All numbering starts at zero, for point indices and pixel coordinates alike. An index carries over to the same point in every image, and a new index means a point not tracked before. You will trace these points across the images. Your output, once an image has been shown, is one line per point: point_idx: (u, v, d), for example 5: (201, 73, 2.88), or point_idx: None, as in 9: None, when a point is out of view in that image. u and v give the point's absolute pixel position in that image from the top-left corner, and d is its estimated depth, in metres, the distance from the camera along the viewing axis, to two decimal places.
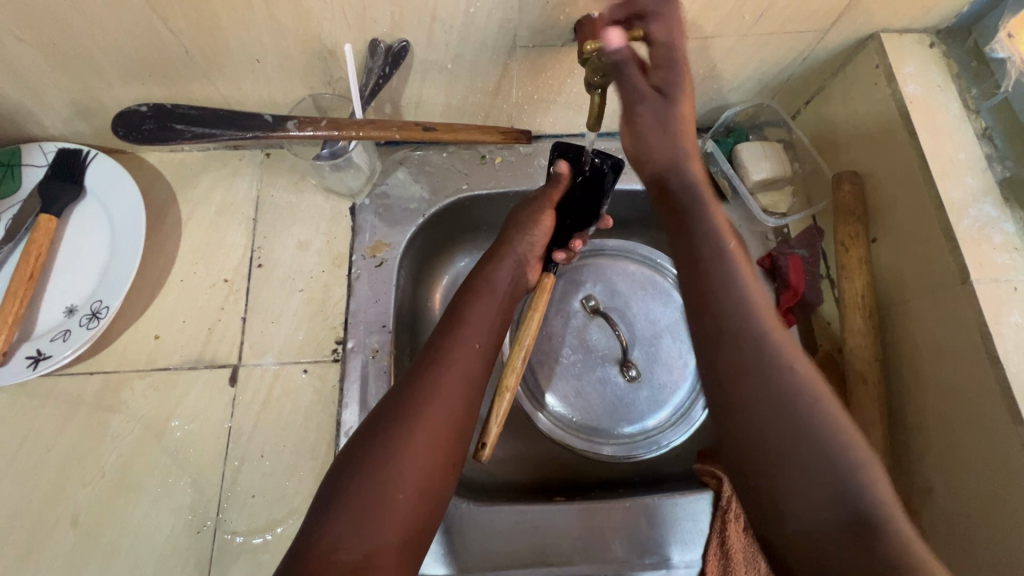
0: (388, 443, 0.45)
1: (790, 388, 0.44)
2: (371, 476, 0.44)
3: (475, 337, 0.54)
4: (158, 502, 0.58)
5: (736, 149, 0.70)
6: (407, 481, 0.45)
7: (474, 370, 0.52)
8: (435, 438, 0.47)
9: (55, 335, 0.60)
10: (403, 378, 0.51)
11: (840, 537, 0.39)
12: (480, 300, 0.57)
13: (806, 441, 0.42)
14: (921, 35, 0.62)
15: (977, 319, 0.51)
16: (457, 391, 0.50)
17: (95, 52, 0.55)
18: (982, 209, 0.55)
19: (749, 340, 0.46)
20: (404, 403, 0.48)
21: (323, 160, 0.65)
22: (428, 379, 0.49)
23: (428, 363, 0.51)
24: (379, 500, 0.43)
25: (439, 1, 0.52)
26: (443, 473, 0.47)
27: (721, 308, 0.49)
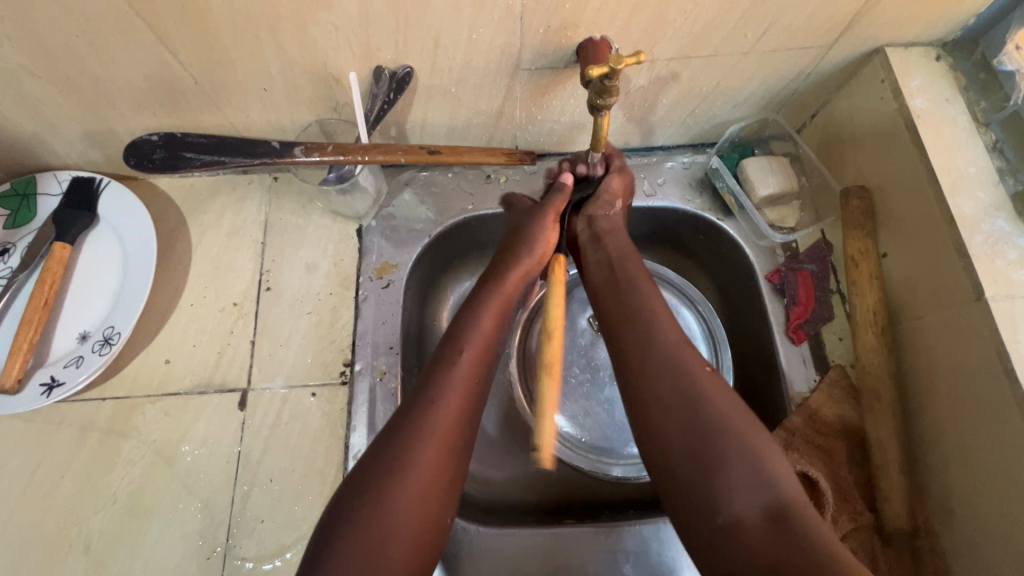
0: (381, 493, 0.44)
1: (699, 393, 0.47)
2: (364, 528, 0.42)
3: (473, 370, 0.51)
4: (169, 527, 0.58)
5: (741, 164, 0.69)
6: (401, 530, 0.43)
7: (470, 407, 0.50)
8: (430, 484, 0.45)
9: (68, 361, 0.61)
10: (394, 418, 0.48)
11: (767, 534, 0.41)
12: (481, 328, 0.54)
13: (720, 444, 0.45)
14: (926, 48, 0.62)
15: (994, 337, 0.50)
16: (453, 432, 0.48)
17: (108, 85, 0.56)
18: (994, 224, 0.54)
19: (663, 352, 0.50)
20: (398, 446, 0.46)
21: (330, 184, 0.65)
22: (419, 417, 0.47)
23: (423, 401, 0.48)
24: (372, 551, 0.42)
25: (443, 28, 0.53)
26: (436, 518, 0.45)
27: (636, 325, 0.53)
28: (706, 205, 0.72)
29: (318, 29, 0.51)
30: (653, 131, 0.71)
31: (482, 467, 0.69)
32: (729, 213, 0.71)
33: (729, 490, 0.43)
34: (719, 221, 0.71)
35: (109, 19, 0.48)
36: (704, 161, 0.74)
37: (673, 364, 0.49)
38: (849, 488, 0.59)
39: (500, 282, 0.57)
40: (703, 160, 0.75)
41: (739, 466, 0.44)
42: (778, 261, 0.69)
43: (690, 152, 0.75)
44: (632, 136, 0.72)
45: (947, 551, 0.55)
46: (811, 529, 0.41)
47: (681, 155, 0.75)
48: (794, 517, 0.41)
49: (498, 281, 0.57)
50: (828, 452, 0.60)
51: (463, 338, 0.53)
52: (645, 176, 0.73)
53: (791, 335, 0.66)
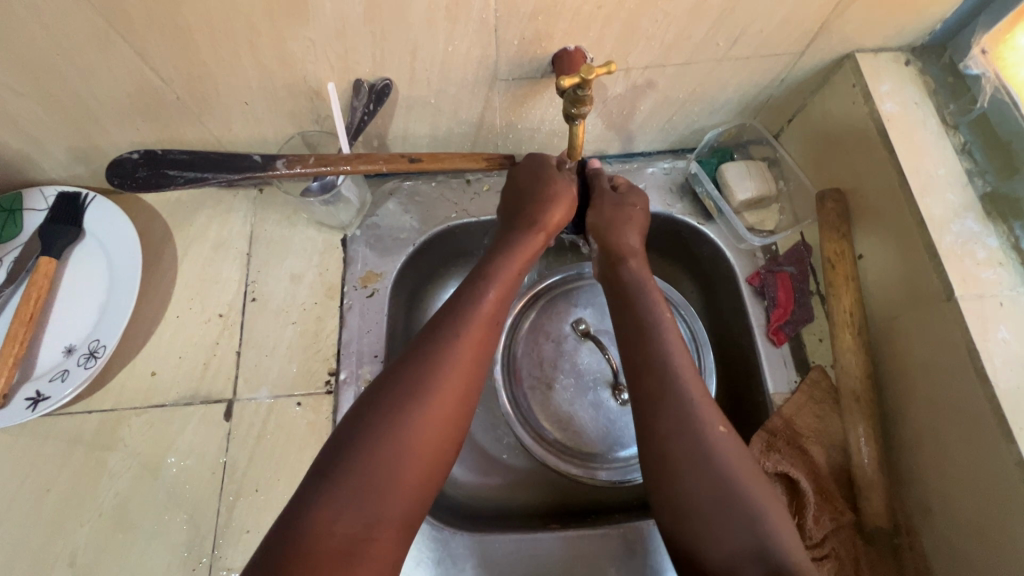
0: (397, 416, 0.44)
1: (706, 445, 0.47)
2: (377, 448, 0.43)
3: (493, 310, 0.52)
4: (154, 539, 0.58)
5: (720, 169, 0.70)
6: (415, 452, 0.44)
7: (489, 343, 0.51)
8: (449, 411, 0.46)
9: (53, 375, 0.61)
10: (412, 349, 0.49)
11: None
12: (507, 268, 0.56)
13: (717, 484, 0.45)
14: (896, 53, 0.63)
15: (965, 336, 0.51)
16: (473, 364, 0.49)
17: (91, 102, 0.57)
18: (963, 224, 0.55)
19: (678, 404, 0.48)
20: (419, 376, 0.46)
21: (313, 194, 0.66)
22: (440, 350, 0.48)
23: (448, 332, 0.49)
24: (383, 469, 0.42)
25: (419, 41, 0.54)
26: (447, 450, 0.46)
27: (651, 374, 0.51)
28: (686, 209, 0.73)
29: (295, 44, 0.52)
30: (632, 138, 0.72)
31: (469, 474, 0.69)
32: (709, 217, 0.72)
33: (721, 538, 0.43)
34: (700, 225, 0.72)
35: (89, 38, 0.49)
36: (683, 166, 0.75)
37: (689, 422, 0.48)
38: (830, 488, 0.59)
39: (524, 234, 0.58)
40: (683, 165, 0.76)
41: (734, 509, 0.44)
42: (758, 264, 0.70)
43: (670, 157, 0.76)
44: (612, 143, 0.73)
45: (927, 548, 0.55)
46: None
47: (661, 161, 0.76)
48: (780, 556, 0.41)
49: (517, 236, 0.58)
50: (808, 451, 0.60)
51: (487, 279, 0.54)
52: None
53: (772, 336, 0.66)
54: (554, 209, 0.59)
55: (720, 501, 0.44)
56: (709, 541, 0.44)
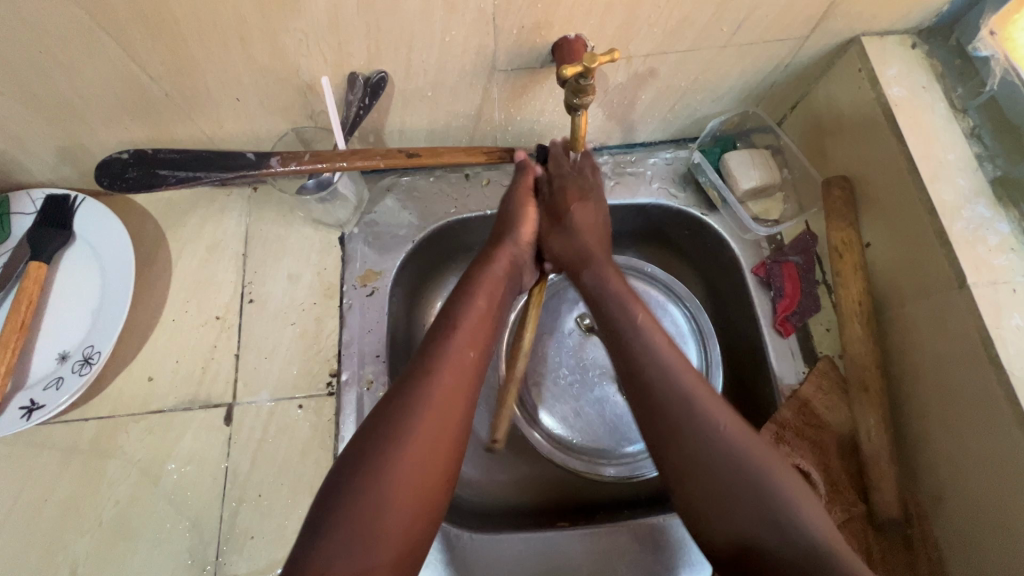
0: (378, 462, 0.43)
1: (698, 411, 0.46)
2: (363, 501, 0.42)
3: (469, 344, 0.51)
4: (157, 547, 0.57)
5: (724, 158, 0.69)
6: (400, 498, 0.43)
7: (468, 381, 0.50)
8: (426, 458, 0.45)
9: (48, 383, 0.60)
10: (392, 391, 0.48)
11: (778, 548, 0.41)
12: (475, 307, 0.54)
13: (717, 468, 0.44)
14: (902, 36, 0.62)
15: (978, 323, 0.50)
16: (455, 401, 0.48)
17: (77, 101, 0.55)
18: (974, 210, 0.54)
19: (658, 371, 0.49)
20: (396, 424, 0.45)
21: (309, 191, 0.65)
22: (415, 395, 0.47)
23: (419, 376, 0.48)
24: (369, 519, 0.41)
25: (415, 32, 0.52)
26: (434, 496, 0.45)
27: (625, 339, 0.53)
28: (689, 200, 0.72)
29: (288, 36, 0.51)
30: (634, 128, 0.71)
31: (474, 474, 0.68)
32: (713, 208, 0.71)
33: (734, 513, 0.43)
34: (703, 216, 0.71)
35: (72, 34, 0.47)
36: (685, 156, 0.74)
37: (682, 396, 0.47)
38: (840, 480, 0.59)
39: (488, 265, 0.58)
40: (685, 155, 0.74)
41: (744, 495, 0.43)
42: (763, 255, 0.69)
43: (672, 147, 0.75)
44: (613, 134, 0.71)
45: (940, 538, 0.55)
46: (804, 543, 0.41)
47: (663, 151, 0.74)
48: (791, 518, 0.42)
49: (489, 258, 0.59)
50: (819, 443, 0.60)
51: (460, 316, 0.53)
52: (629, 176, 0.73)
53: (779, 328, 0.65)
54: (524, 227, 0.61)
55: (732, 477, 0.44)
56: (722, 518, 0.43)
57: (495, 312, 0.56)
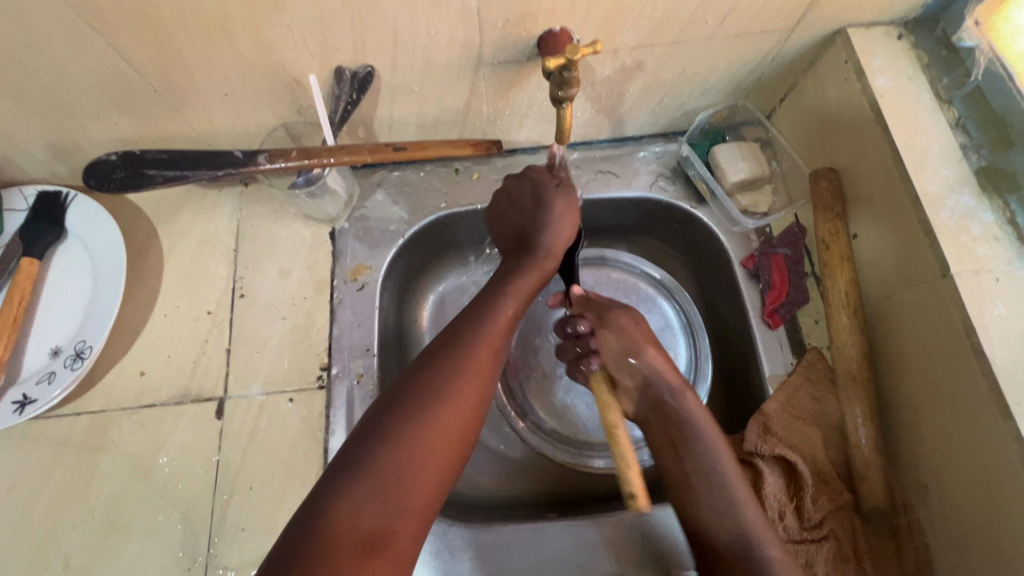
0: (404, 445, 0.44)
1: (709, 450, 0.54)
2: (392, 453, 0.43)
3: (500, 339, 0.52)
4: (149, 539, 0.58)
5: (713, 151, 0.69)
6: (422, 482, 0.44)
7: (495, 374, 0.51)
8: (458, 427, 0.47)
9: (40, 378, 0.60)
10: (427, 359, 0.50)
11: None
12: (520, 286, 0.56)
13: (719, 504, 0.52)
14: (888, 28, 0.62)
15: (961, 313, 0.50)
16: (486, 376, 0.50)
17: (66, 98, 0.56)
18: (959, 200, 0.54)
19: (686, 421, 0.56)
20: (431, 383, 0.47)
21: (299, 187, 0.65)
22: (452, 361, 0.49)
23: (456, 343, 0.50)
24: (388, 499, 0.42)
25: (400, 25, 0.52)
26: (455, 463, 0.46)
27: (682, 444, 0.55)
28: (679, 193, 0.72)
29: (272, 31, 0.51)
30: (623, 122, 0.71)
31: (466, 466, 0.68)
32: (703, 201, 0.71)
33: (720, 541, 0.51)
34: (693, 209, 0.71)
35: (58, 29, 0.48)
36: (675, 150, 0.74)
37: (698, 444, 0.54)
38: (827, 471, 0.59)
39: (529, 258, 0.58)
40: (674, 148, 0.75)
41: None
42: (752, 247, 0.69)
43: (662, 141, 0.75)
44: (602, 128, 0.72)
45: (925, 528, 0.55)
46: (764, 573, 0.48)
47: (652, 145, 0.75)
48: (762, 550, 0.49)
49: (530, 263, 0.57)
50: (807, 435, 0.60)
51: (491, 308, 0.54)
52: (618, 170, 0.73)
53: (767, 320, 0.66)
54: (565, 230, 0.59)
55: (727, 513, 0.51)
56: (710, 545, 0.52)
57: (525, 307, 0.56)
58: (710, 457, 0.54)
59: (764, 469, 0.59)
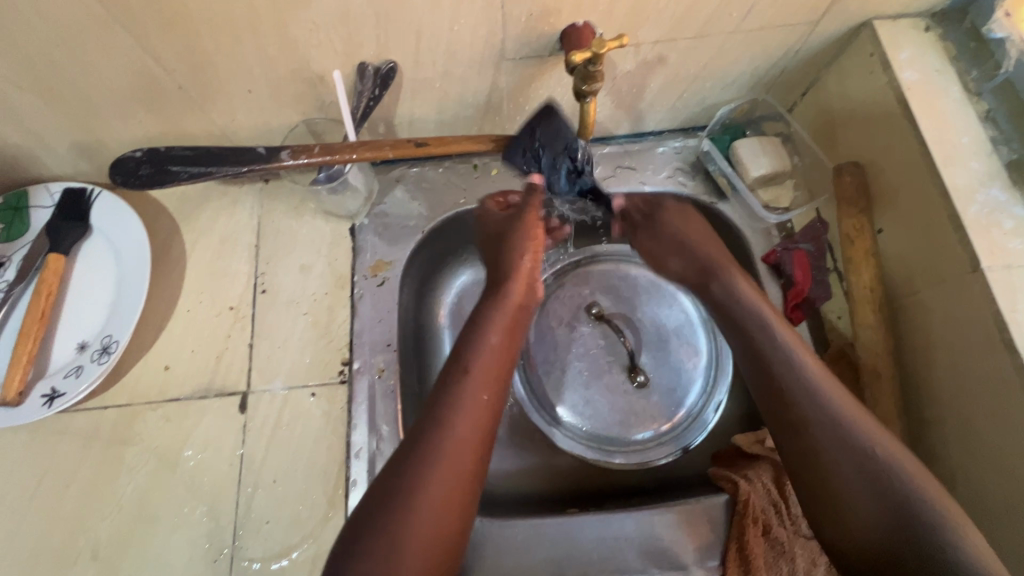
0: (404, 503, 0.44)
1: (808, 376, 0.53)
2: (381, 546, 0.42)
3: (484, 381, 0.52)
4: (175, 531, 0.59)
5: (734, 146, 0.68)
6: (416, 561, 0.43)
7: (488, 420, 0.51)
8: (444, 504, 0.46)
9: (68, 372, 0.61)
10: (405, 441, 0.49)
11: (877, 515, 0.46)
12: (493, 342, 0.55)
13: (835, 438, 0.50)
14: (915, 20, 0.61)
15: (993, 308, 0.50)
16: (468, 447, 0.48)
17: (93, 95, 0.56)
18: (989, 194, 0.53)
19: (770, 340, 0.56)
20: (409, 470, 0.46)
21: (321, 184, 0.65)
22: (430, 438, 0.48)
23: (432, 421, 0.49)
24: (395, 561, 0.42)
25: (424, 21, 0.52)
26: (449, 539, 0.46)
27: (756, 339, 0.57)
28: (699, 189, 0.72)
29: (298, 27, 0.51)
30: (643, 117, 0.71)
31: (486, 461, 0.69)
32: (723, 196, 0.71)
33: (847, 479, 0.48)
34: (713, 205, 0.71)
35: (88, 26, 0.48)
36: (695, 145, 0.74)
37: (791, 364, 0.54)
38: None
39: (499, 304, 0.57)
40: (694, 144, 0.74)
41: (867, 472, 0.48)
42: (774, 242, 0.69)
43: (681, 136, 0.75)
44: (622, 123, 0.71)
45: None
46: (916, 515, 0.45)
47: (672, 140, 0.74)
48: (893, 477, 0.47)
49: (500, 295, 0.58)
50: None
51: (472, 351, 0.54)
52: (638, 165, 0.73)
53: (790, 315, 0.66)
54: (533, 243, 0.61)
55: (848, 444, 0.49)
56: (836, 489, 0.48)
57: (507, 364, 0.55)
58: (786, 356, 0.55)
59: (755, 477, 0.60)
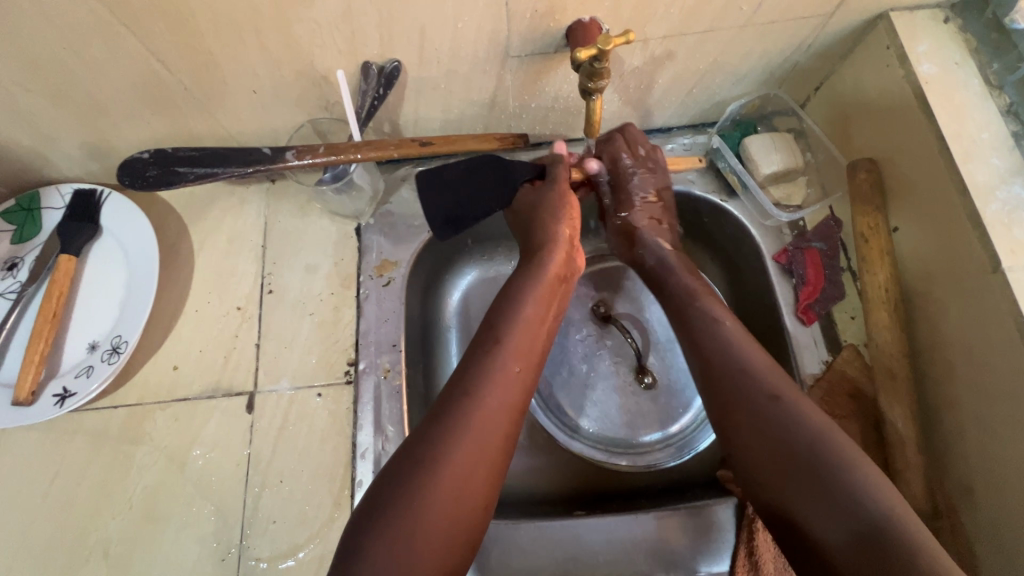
0: (425, 476, 0.44)
1: (773, 404, 0.50)
2: (407, 504, 0.43)
3: (514, 358, 0.51)
4: (183, 530, 0.59)
5: (745, 142, 0.67)
6: (436, 526, 0.43)
7: (514, 398, 0.50)
8: (467, 472, 0.45)
9: (79, 372, 0.62)
10: (434, 410, 0.48)
11: (850, 550, 0.42)
12: (529, 313, 0.54)
13: (804, 469, 0.47)
14: (934, 11, 0.59)
15: (1013, 310, 0.48)
16: (497, 414, 0.48)
17: (101, 98, 0.57)
18: (1010, 191, 0.52)
19: (730, 361, 0.54)
20: (436, 435, 0.46)
21: (326, 184, 0.65)
22: (458, 405, 0.47)
23: (462, 394, 0.48)
24: (412, 525, 0.42)
25: (427, 19, 0.52)
26: (474, 508, 0.45)
27: (695, 329, 0.58)
28: (709, 186, 0.70)
29: (301, 27, 0.51)
30: (651, 114, 0.70)
31: None
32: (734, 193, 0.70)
33: (816, 518, 0.45)
34: (723, 203, 0.69)
35: (94, 30, 0.48)
36: (705, 141, 0.73)
37: (743, 372, 0.52)
38: None
39: (530, 272, 0.57)
40: (704, 140, 0.73)
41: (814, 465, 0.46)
42: (785, 241, 0.68)
43: (691, 132, 0.74)
44: (630, 119, 0.70)
45: (970, 533, 0.53)
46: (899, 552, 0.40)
47: (681, 136, 0.73)
48: (871, 511, 0.43)
49: (539, 266, 0.57)
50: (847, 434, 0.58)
51: (504, 327, 0.53)
52: None
53: (801, 316, 0.64)
54: (566, 218, 0.59)
55: (814, 475, 0.46)
56: (805, 523, 0.45)
57: (544, 330, 0.55)
58: (729, 347, 0.55)
59: None
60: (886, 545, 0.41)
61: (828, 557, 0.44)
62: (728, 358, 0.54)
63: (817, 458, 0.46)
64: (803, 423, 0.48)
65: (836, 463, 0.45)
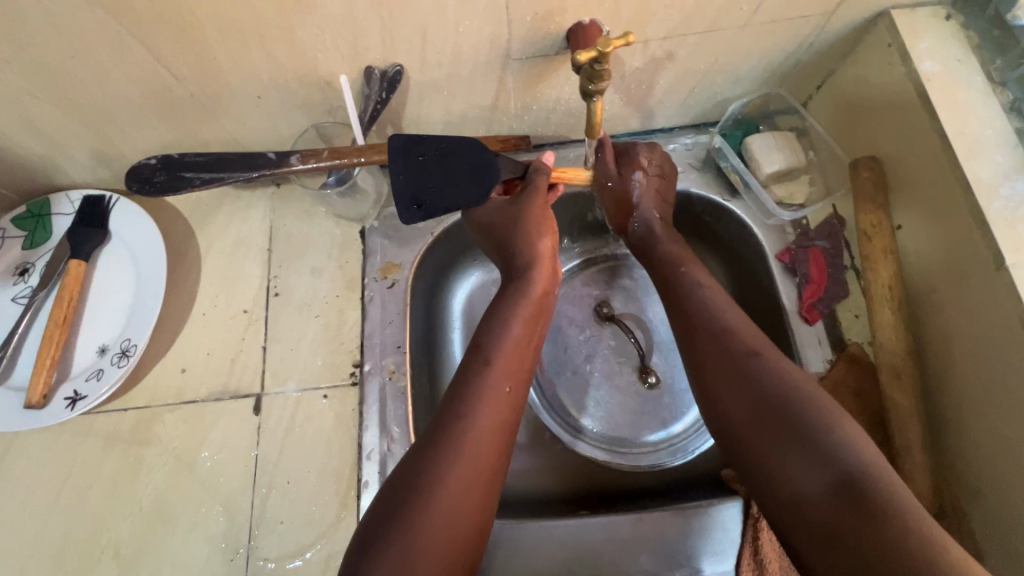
0: (425, 489, 0.45)
1: (753, 361, 0.51)
2: (407, 519, 0.44)
3: (503, 377, 0.51)
4: (192, 530, 0.60)
5: (746, 141, 0.67)
6: (438, 537, 0.44)
7: (506, 412, 0.50)
8: (468, 483, 0.46)
9: (89, 375, 0.63)
10: (428, 428, 0.49)
11: (829, 501, 0.42)
12: (518, 331, 0.55)
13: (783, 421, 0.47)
14: (935, 8, 0.59)
15: (1017, 307, 0.48)
16: (494, 421, 0.49)
17: (109, 105, 0.58)
18: (1014, 188, 0.51)
19: (712, 327, 0.54)
20: (433, 451, 0.47)
21: (330, 187, 0.67)
22: (455, 418, 0.49)
23: (457, 410, 0.49)
24: (416, 538, 0.43)
25: (429, 23, 0.52)
26: (473, 516, 0.46)
27: (680, 294, 0.58)
28: (711, 186, 0.70)
29: (304, 32, 0.51)
30: (653, 114, 0.70)
31: None
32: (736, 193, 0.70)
33: (793, 470, 0.45)
34: (725, 202, 0.70)
35: (101, 38, 0.49)
36: (707, 141, 0.73)
37: (726, 333, 0.53)
38: None
39: (517, 291, 0.57)
40: (706, 139, 0.73)
41: (791, 426, 0.46)
42: (788, 240, 0.68)
43: (693, 132, 0.74)
44: (632, 120, 0.70)
45: (975, 528, 0.53)
46: (876, 504, 0.40)
47: (683, 136, 0.73)
48: (848, 462, 0.43)
49: (526, 284, 0.57)
50: None
51: (493, 342, 0.54)
52: None
53: (805, 314, 0.64)
54: (546, 230, 0.59)
55: (792, 429, 0.46)
56: (783, 476, 0.45)
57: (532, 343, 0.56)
58: (709, 311, 0.55)
59: None
60: (861, 493, 0.41)
61: (805, 511, 0.44)
62: (710, 322, 0.55)
63: (795, 411, 0.47)
64: (784, 379, 0.49)
65: (814, 417, 0.46)
